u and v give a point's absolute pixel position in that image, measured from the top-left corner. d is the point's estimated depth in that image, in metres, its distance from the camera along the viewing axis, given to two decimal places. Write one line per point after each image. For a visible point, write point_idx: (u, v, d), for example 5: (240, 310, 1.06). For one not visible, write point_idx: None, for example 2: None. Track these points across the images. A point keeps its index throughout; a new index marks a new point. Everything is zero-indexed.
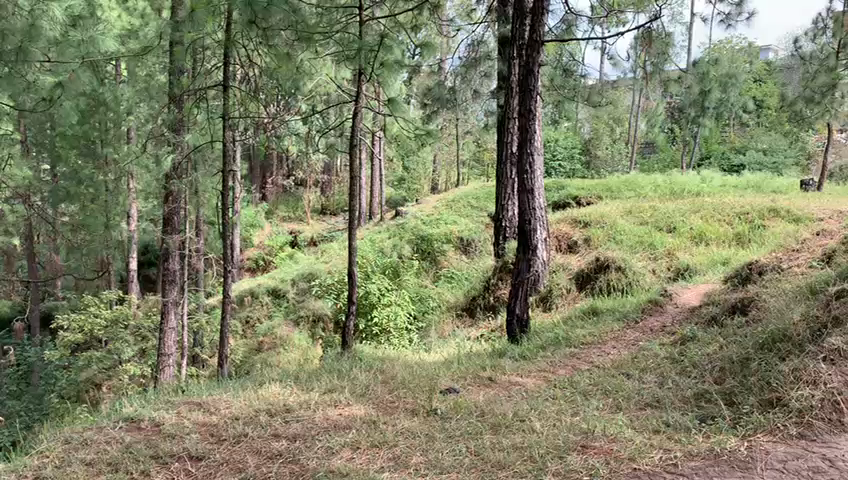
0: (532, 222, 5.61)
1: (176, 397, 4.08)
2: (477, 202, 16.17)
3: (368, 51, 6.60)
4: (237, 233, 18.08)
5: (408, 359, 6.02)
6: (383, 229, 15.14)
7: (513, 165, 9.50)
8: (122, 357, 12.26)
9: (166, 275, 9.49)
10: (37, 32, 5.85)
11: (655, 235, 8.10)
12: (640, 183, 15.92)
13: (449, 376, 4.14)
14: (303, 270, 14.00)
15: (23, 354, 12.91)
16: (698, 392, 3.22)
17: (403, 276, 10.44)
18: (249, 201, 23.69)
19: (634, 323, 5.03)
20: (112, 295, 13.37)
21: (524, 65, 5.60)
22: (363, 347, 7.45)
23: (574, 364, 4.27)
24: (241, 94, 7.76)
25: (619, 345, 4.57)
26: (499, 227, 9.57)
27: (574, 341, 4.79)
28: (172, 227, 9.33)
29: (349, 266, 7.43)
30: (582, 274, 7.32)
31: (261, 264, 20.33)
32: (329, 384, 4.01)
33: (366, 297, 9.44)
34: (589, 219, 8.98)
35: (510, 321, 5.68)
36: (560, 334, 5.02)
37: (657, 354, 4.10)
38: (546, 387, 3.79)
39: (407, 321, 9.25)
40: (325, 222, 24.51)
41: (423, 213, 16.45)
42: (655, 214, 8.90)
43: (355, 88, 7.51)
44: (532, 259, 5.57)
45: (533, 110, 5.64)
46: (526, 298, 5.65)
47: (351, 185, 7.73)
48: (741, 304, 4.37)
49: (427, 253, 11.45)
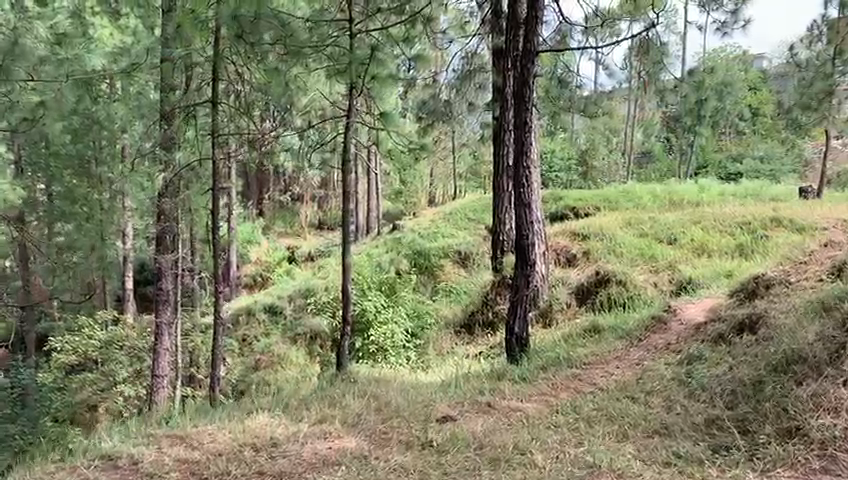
0: (530, 237, 5.36)
1: (159, 429, 3.89)
2: (474, 214, 16.03)
3: (359, 65, 6.51)
4: (233, 251, 17.92)
5: (405, 380, 5.83)
6: (380, 243, 15.01)
7: (510, 178, 9.40)
8: (117, 378, 12.36)
9: (160, 296, 9.32)
10: (20, 50, 5.64)
11: (656, 247, 7.93)
12: (638, 192, 15.84)
13: (447, 401, 3.95)
14: (299, 286, 13.83)
15: (17, 376, 12.71)
16: (710, 418, 3.04)
17: (400, 292, 10.26)
18: (245, 217, 23.58)
19: (638, 340, 4.84)
20: (106, 316, 13.22)
21: (518, 77, 5.43)
22: (359, 367, 7.25)
23: (577, 387, 4.09)
24: (231, 111, 7.59)
25: (623, 365, 4.39)
26: (497, 241, 9.44)
27: (575, 361, 4.62)
28: (164, 246, 9.15)
29: (344, 286, 7.24)
30: (582, 289, 7.19)
31: (259, 281, 20.20)
32: (320, 413, 3.83)
33: (362, 315, 9.40)
34: (587, 232, 8.81)
35: (509, 340, 5.48)
36: (562, 353, 4.82)
37: (663, 375, 3.92)
38: (549, 413, 3.61)
39: (403, 339, 9.08)
40: (323, 237, 24.40)
41: (420, 226, 16.30)
42: (655, 226, 8.74)
43: (346, 103, 7.37)
44: (530, 274, 5.33)
45: (529, 121, 5.42)
46: (525, 315, 5.45)
47: (344, 200, 7.57)
48: (748, 320, 4.18)
49: (424, 267, 11.28)
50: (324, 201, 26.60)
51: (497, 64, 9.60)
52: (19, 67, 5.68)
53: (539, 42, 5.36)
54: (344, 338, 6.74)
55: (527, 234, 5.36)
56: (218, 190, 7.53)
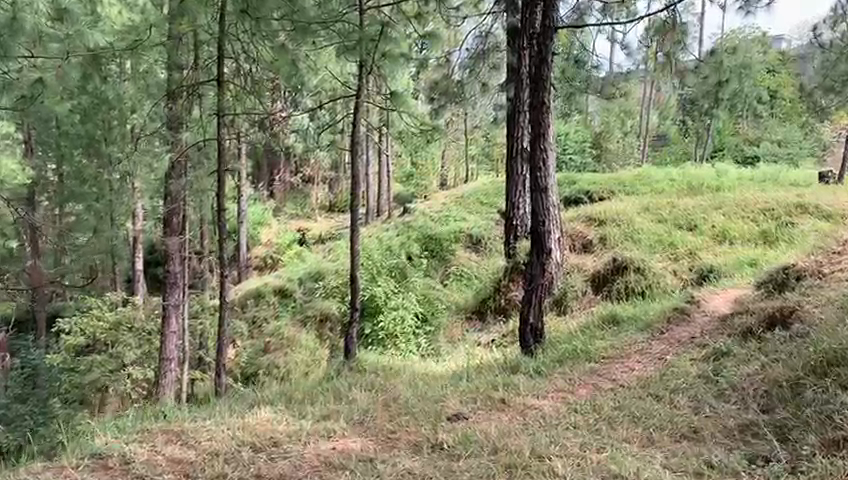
0: (546, 223, 5.10)
1: (157, 424, 3.70)
2: (487, 197, 15.75)
3: (369, 42, 6.35)
4: (243, 232, 17.80)
5: (415, 371, 5.64)
6: (391, 226, 14.81)
7: (524, 161, 9.15)
8: (124, 360, 12.23)
9: (167, 279, 9.15)
10: (21, 24, 5.39)
11: (675, 234, 7.66)
12: (653, 176, 15.57)
13: (457, 396, 3.74)
14: (309, 269, 13.66)
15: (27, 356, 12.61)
16: (743, 424, 2.83)
17: (410, 277, 10.05)
18: (256, 199, 23.39)
19: (660, 333, 4.61)
20: (114, 297, 13.12)
21: (535, 55, 5.12)
22: (367, 355, 7.07)
23: (596, 383, 3.86)
24: (238, 90, 7.35)
25: (644, 359, 4.16)
26: (510, 226, 9.21)
27: (593, 354, 4.39)
28: (171, 228, 8.97)
29: (352, 271, 7.04)
30: (598, 276, 6.98)
31: (269, 263, 20.09)
32: (325, 408, 3.63)
33: (371, 300, 9.21)
34: (604, 217, 8.54)
35: (523, 330, 5.25)
36: (579, 345, 4.59)
37: (688, 372, 3.70)
38: (567, 412, 3.40)
39: (414, 325, 8.88)
40: (334, 220, 24.30)
41: (431, 209, 16.06)
42: (674, 211, 8.46)
43: (355, 82, 7.11)
44: (546, 263, 5.08)
45: (546, 101, 5.10)
46: (540, 305, 5.20)
47: (352, 182, 7.34)
48: (780, 315, 3.94)
49: (435, 251, 11.04)
50: (335, 184, 26.38)
51: (512, 43, 9.29)
52: (19, 42, 5.44)
53: (558, 18, 5.05)
54: (352, 327, 6.56)
55: (543, 220, 5.10)
56: (223, 172, 7.30)
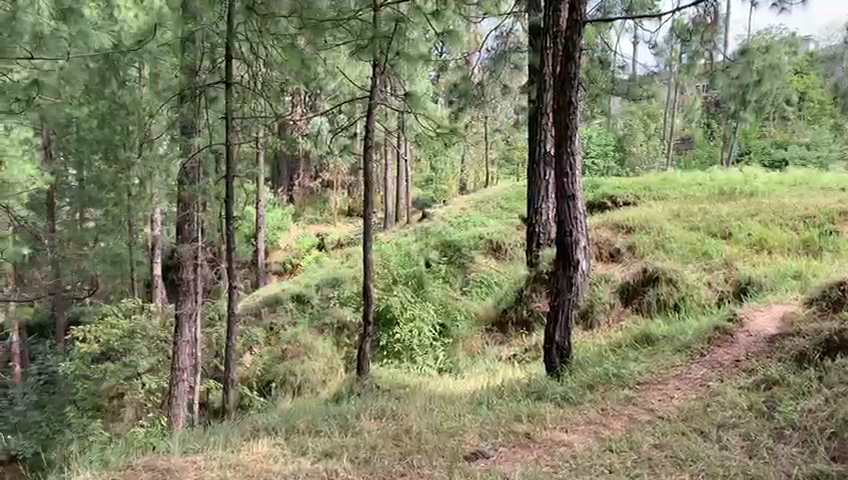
0: (572, 234, 4.66)
1: (147, 457, 3.36)
2: (507, 202, 15.38)
3: (382, 39, 6.02)
4: (261, 237, 17.56)
5: (431, 392, 5.26)
6: (409, 232, 14.48)
7: (548, 165, 8.76)
8: (137, 370, 11.97)
9: (180, 287, 8.79)
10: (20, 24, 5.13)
11: (709, 242, 7.22)
12: (680, 181, 15.09)
13: (476, 428, 3.37)
14: (326, 275, 13.34)
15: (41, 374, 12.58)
16: (814, 474, 2.51)
17: (428, 286, 9.67)
18: (275, 203, 23.19)
19: (700, 354, 4.17)
20: (129, 304, 12.90)
21: (561, 51, 4.67)
22: (381, 371, 6.72)
23: (632, 414, 3.46)
24: (247, 91, 7.05)
25: (683, 386, 3.75)
26: (533, 233, 8.83)
27: (627, 379, 3.97)
28: (183, 235, 8.69)
29: (366, 281, 6.70)
30: (628, 287, 6.71)
31: (288, 268, 19.90)
32: (332, 441, 3.29)
33: (387, 310, 8.88)
34: (633, 224, 8.09)
35: (548, 349, 4.83)
36: (611, 367, 4.18)
37: (738, 402, 3.30)
38: (600, 451, 3.00)
39: (432, 337, 8.52)
40: (353, 225, 24.06)
41: (451, 214, 15.70)
42: (707, 218, 8.02)
43: (370, 83, 6.79)
44: (573, 277, 4.66)
45: (574, 102, 4.65)
46: (567, 322, 4.78)
47: (365, 189, 6.99)
48: (839, 339, 3.53)
49: (453, 257, 10.54)
50: (354, 188, 26.13)
51: (533, 43, 8.93)
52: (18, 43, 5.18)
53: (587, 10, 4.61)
54: (365, 343, 6.18)
55: (569, 231, 4.66)
56: (232, 177, 7.01)
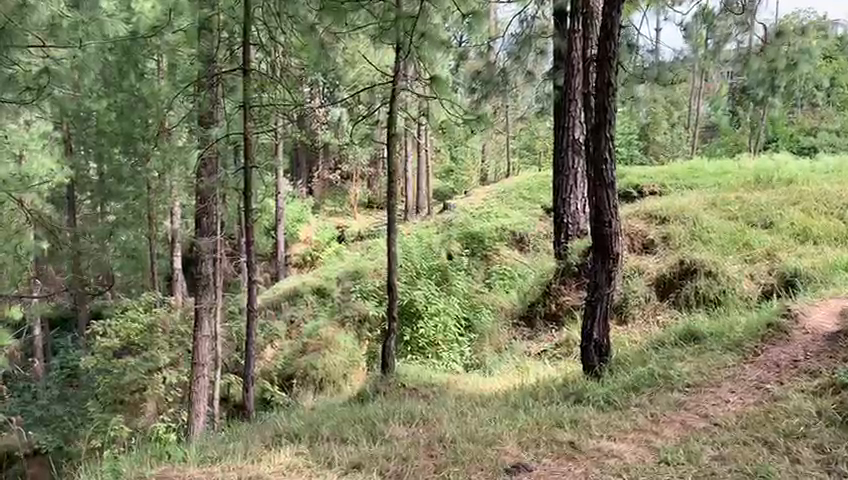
0: (612, 225, 4.36)
1: (165, 467, 3.14)
2: (530, 192, 15.03)
3: (406, 21, 5.69)
4: (281, 230, 17.42)
5: (460, 392, 5.01)
6: (431, 223, 14.22)
7: (576, 154, 8.46)
8: (158, 364, 11.85)
9: (199, 280, 8.57)
10: (30, 10, 4.91)
11: (749, 232, 6.87)
12: (709, 169, 14.70)
13: (514, 436, 3.11)
14: (346, 267, 13.12)
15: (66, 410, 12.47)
16: None
17: (452, 280, 9.40)
18: (295, 196, 23.02)
19: (753, 354, 3.86)
20: (149, 298, 12.78)
21: (599, 29, 4.35)
22: (406, 369, 6.48)
23: (685, 421, 3.17)
24: (265, 78, 6.82)
25: (739, 388, 3.45)
26: (561, 224, 8.54)
27: (676, 381, 3.67)
28: (202, 229, 8.48)
29: (389, 275, 6.45)
30: (664, 281, 6.44)
31: (309, 260, 19.74)
32: (361, 450, 3.05)
33: (411, 305, 8.65)
34: (667, 213, 7.74)
35: (585, 348, 4.55)
36: (656, 368, 3.88)
37: (805, 409, 3.00)
38: (655, 464, 2.72)
39: (457, 332, 8.26)
40: (373, 216, 23.87)
41: (472, 205, 15.42)
42: (745, 206, 7.66)
43: (393, 68, 6.52)
44: (612, 270, 4.38)
45: (614, 83, 4.33)
46: (606, 319, 4.49)
47: (388, 180, 6.72)
48: None
49: (476, 249, 10.18)
50: (373, 180, 25.91)
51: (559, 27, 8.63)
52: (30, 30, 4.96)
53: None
54: (389, 340, 5.95)
55: (609, 221, 4.35)
56: (250, 168, 6.79)
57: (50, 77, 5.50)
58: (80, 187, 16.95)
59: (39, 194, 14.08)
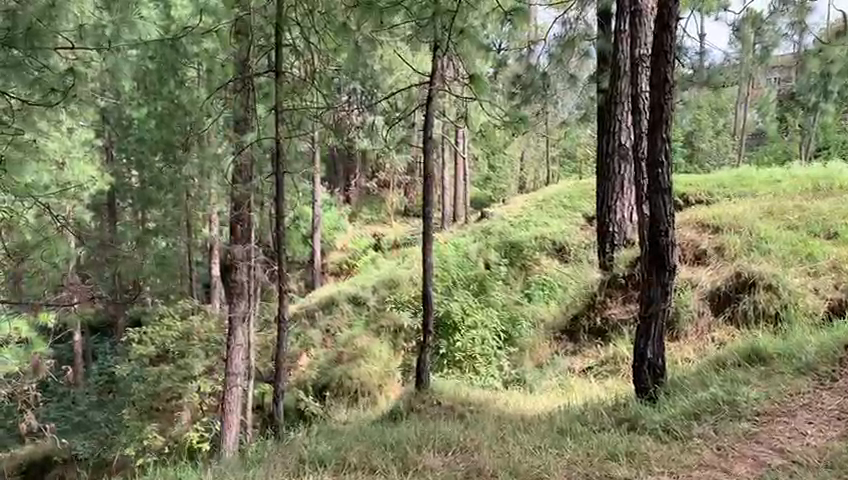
0: (668, 234, 3.97)
1: None
2: (570, 201, 14.62)
3: (443, 16, 5.40)
4: (318, 237, 17.36)
5: (501, 414, 4.67)
6: (468, 231, 13.93)
7: (623, 159, 8.06)
8: (192, 373, 11.72)
9: (233, 289, 8.39)
10: (59, 11, 4.62)
11: (812, 242, 6.39)
12: (759, 177, 14.14)
13: (561, 470, 2.80)
14: (382, 275, 12.86)
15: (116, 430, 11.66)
16: None
17: (490, 290, 9.05)
18: (332, 203, 22.91)
19: (829, 379, 3.46)
20: (185, 305, 12.68)
21: (654, 21, 3.97)
22: (443, 385, 6.15)
23: (758, 456, 2.79)
24: (299, 80, 6.60)
25: (818, 418, 3.06)
26: (606, 232, 8.17)
27: (743, 407, 3.28)
28: (235, 237, 8.30)
29: (426, 285, 6.14)
30: (719, 295, 6.04)
31: (345, 268, 19.61)
32: None
33: (447, 317, 8.34)
34: (720, 222, 7.29)
35: (638, 368, 4.18)
36: (720, 392, 3.49)
37: None
38: None
39: (495, 345, 7.91)
40: (410, 225, 23.64)
41: (510, 213, 15.09)
42: (805, 215, 7.19)
43: (430, 68, 6.24)
44: (668, 283, 4.01)
45: (670, 78, 3.96)
46: (662, 336, 4.12)
47: (425, 186, 6.43)
48: None
49: (515, 258, 9.76)
50: (410, 188, 25.71)
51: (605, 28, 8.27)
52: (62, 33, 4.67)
53: None
54: (425, 355, 5.66)
55: (666, 230, 3.97)
56: (281, 172, 6.58)
57: (82, 81, 5.35)
58: (120, 194, 17.06)
59: (80, 201, 14.18)
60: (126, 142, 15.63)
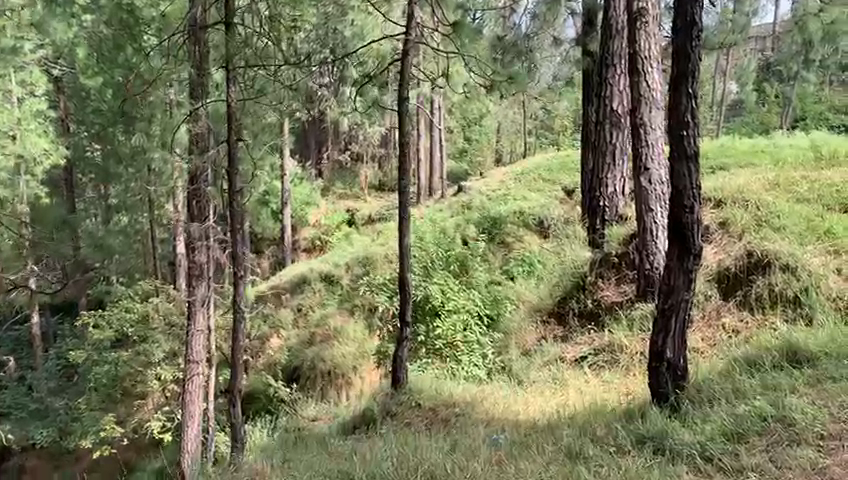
0: (694, 210, 3.28)
1: None
2: (550, 173, 13.98)
3: None
4: (288, 213, 16.53)
5: (491, 424, 4.00)
6: (444, 206, 13.23)
7: (616, 126, 7.36)
8: (152, 360, 10.89)
9: (191, 271, 7.58)
10: None
11: (829, 217, 5.78)
12: (745, 147, 13.62)
13: None
14: (355, 253, 12.08)
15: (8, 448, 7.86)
16: None
17: (471, 271, 8.34)
18: (304, 177, 21.99)
19: None
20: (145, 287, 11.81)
21: None
22: (422, 380, 5.45)
23: None
24: (253, 33, 5.74)
25: None
26: (597, 208, 7.51)
27: (801, 427, 2.63)
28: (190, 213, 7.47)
29: (401, 269, 5.42)
30: (728, 276, 5.43)
31: (317, 245, 18.85)
32: None
33: (425, 301, 7.64)
34: (723, 195, 6.65)
35: (657, 371, 3.52)
36: (765, 407, 2.84)
37: None
38: None
39: (477, 331, 7.24)
40: (384, 199, 22.86)
41: (488, 187, 14.41)
42: (816, 188, 6.57)
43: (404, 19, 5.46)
44: (693, 270, 3.35)
45: (698, 20, 3.26)
46: (684, 332, 3.46)
47: (400, 155, 5.69)
48: None
49: (495, 234, 9.07)
50: (384, 161, 24.85)
51: None
52: None
53: None
54: (401, 349, 4.96)
55: (691, 205, 3.28)
56: (235, 140, 5.77)
57: None
58: (78, 168, 15.97)
59: (32, 176, 13.12)
60: (83, 112, 14.51)
